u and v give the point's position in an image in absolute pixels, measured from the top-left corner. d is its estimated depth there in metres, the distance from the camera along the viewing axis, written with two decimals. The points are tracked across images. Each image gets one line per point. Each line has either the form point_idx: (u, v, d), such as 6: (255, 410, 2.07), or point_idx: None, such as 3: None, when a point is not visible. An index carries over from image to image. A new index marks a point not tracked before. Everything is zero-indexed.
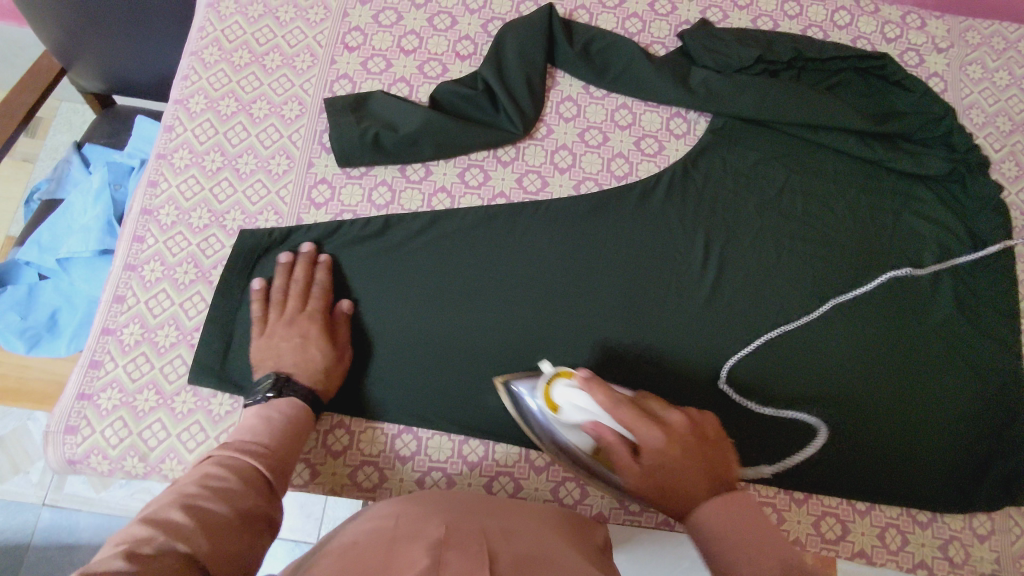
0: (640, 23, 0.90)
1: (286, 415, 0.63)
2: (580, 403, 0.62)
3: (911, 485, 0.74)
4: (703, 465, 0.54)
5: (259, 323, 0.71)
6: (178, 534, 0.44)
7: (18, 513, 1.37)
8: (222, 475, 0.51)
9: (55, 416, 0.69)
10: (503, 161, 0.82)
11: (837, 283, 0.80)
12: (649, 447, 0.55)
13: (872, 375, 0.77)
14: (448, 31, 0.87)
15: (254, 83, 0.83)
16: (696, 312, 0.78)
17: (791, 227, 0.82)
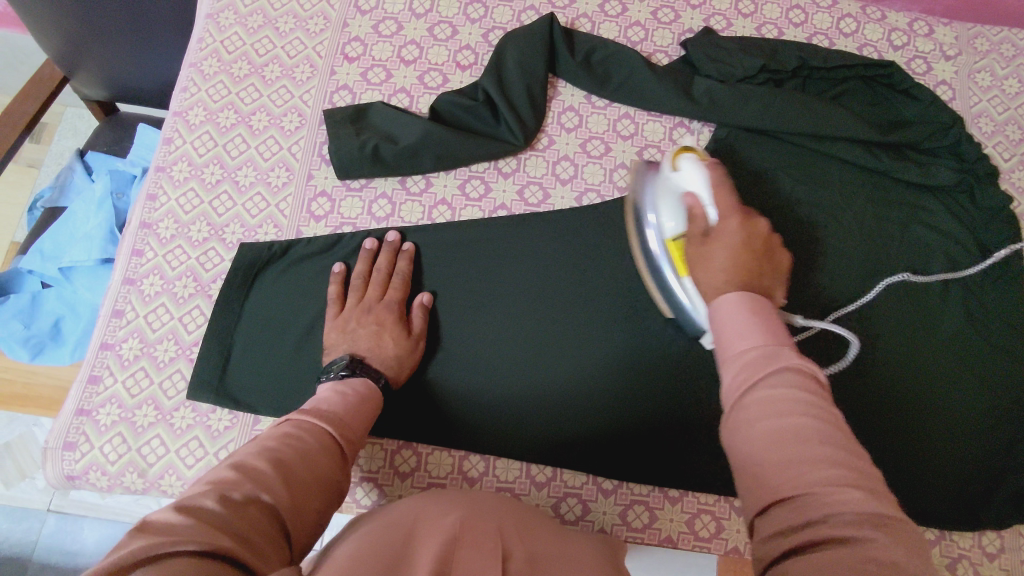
0: (643, 32, 0.89)
1: (362, 391, 0.61)
2: (695, 176, 0.66)
3: (917, 500, 0.73)
4: (750, 258, 0.56)
5: (334, 306, 0.72)
6: (263, 485, 0.45)
7: (24, 518, 1.39)
8: (307, 435, 0.51)
9: (54, 432, 0.69)
10: (504, 172, 0.81)
11: (843, 294, 0.79)
12: (729, 223, 0.59)
13: (876, 387, 0.76)
14: (449, 41, 0.86)
15: (253, 94, 0.82)
16: None
17: (796, 238, 0.81)
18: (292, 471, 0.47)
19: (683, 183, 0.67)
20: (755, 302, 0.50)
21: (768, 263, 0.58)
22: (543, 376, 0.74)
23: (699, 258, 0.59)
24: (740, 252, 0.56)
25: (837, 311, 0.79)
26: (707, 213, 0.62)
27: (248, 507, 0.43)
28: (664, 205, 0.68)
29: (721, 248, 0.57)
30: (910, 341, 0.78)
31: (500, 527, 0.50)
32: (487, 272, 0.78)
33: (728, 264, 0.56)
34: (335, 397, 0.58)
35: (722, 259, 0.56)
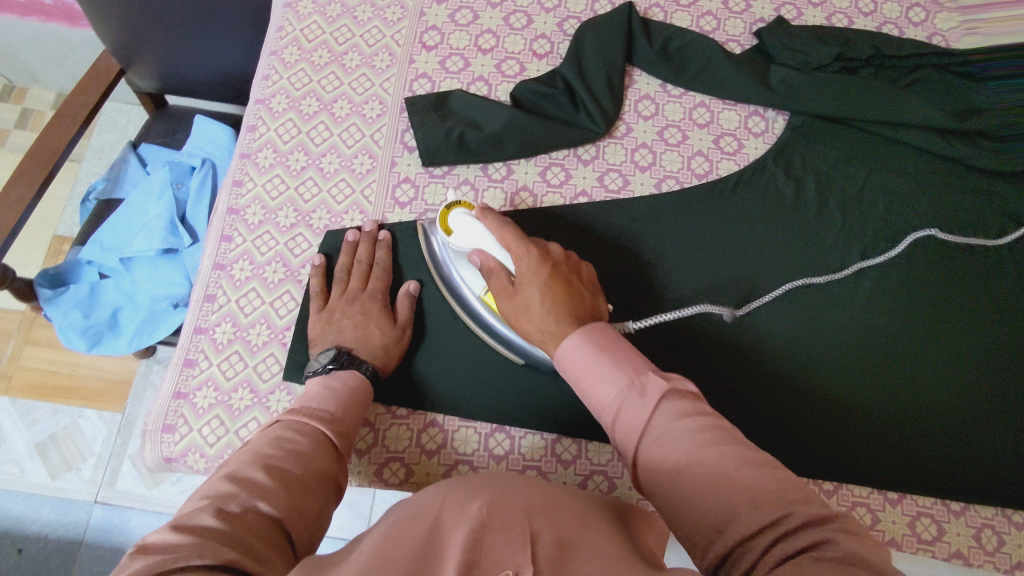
0: (715, 21, 0.89)
1: (349, 386, 0.63)
2: (471, 227, 0.68)
3: (936, 483, 0.72)
4: (564, 284, 0.62)
5: (319, 299, 0.73)
6: (259, 494, 0.47)
7: (70, 510, 1.38)
8: (295, 439, 0.54)
9: (153, 415, 0.70)
10: (584, 160, 0.82)
11: (865, 276, 0.80)
12: (525, 264, 0.63)
13: (890, 369, 0.76)
14: (524, 30, 0.87)
15: (334, 82, 0.83)
16: (779, 310, 0.78)
17: (843, 219, 0.82)
18: (285, 472, 0.50)
19: (460, 242, 0.69)
20: (602, 333, 0.58)
21: (580, 284, 0.64)
22: (460, 376, 0.73)
23: (516, 308, 0.62)
24: (552, 280, 0.62)
25: (852, 294, 0.79)
26: (503, 263, 0.65)
27: (247, 517, 0.45)
28: (463, 266, 0.71)
29: (533, 284, 0.61)
30: (924, 324, 0.78)
31: (522, 505, 0.49)
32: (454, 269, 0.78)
33: (548, 302, 0.60)
34: (323, 393, 0.61)
35: (536, 297, 0.61)
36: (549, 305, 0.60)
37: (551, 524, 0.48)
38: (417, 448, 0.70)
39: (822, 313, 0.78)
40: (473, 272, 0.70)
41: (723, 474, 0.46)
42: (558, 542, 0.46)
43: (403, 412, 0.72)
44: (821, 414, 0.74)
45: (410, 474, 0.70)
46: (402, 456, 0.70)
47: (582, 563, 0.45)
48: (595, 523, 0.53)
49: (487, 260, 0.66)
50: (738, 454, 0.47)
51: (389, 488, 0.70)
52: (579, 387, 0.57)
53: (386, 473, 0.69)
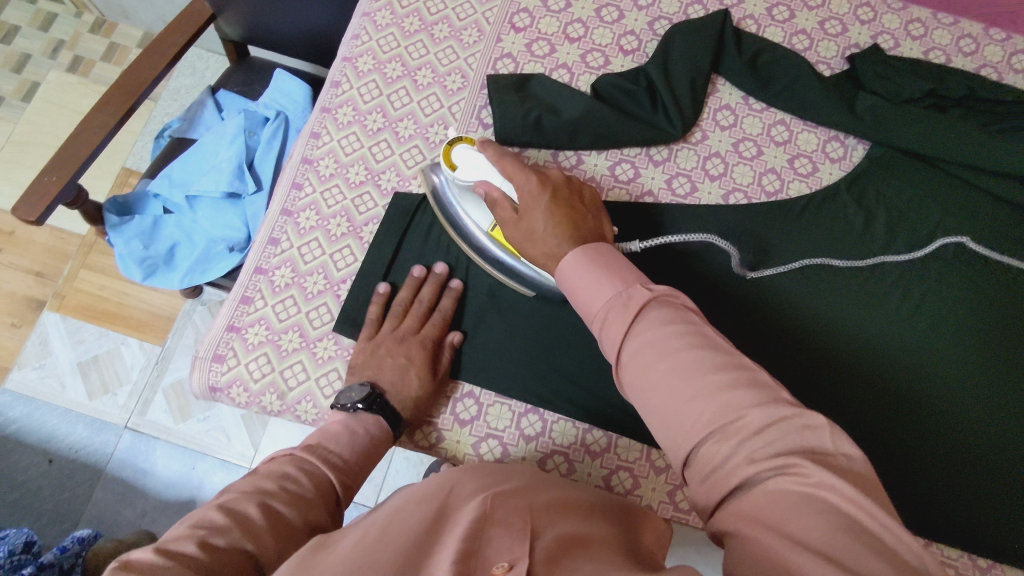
0: (808, 40, 0.88)
1: (370, 433, 0.61)
2: (474, 161, 0.69)
3: (925, 497, 0.72)
4: (566, 210, 0.62)
5: (370, 327, 0.71)
6: (248, 533, 0.46)
7: (101, 431, 1.43)
8: (300, 479, 0.53)
9: (205, 343, 0.72)
10: (655, 160, 0.82)
11: (894, 280, 0.79)
12: (525, 191, 0.63)
13: (900, 375, 0.76)
14: (614, 24, 0.87)
15: (421, 50, 0.84)
16: (829, 337, 0.77)
17: (887, 228, 0.81)
18: (281, 515, 0.49)
19: (467, 176, 0.69)
20: (595, 249, 0.58)
21: (583, 206, 0.64)
22: (485, 329, 0.74)
23: (523, 235, 0.63)
24: (555, 205, 0.62)
25: (878, 296, 0.79)
26: (507, 194, 0.65)
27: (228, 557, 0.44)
28: (467, 202, 0.71)
29: (537, 209, 0.62)
30: (944, 337, 0.78)
31: (528, 501, 0.49)
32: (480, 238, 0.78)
33: (552, 224, 0.61)
34: (342, 434, 0.60)
35: (542, 222, 0.61)
36: (554, 228, 0.61)
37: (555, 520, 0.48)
38: (451, 417, 0.72)
39: (844, 308, 0.78)
40: (480, 207, 0.71)
41: (691, 378, 0.47)
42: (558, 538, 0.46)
43: None
44: (823, 404, 0.75)
45: (440, 440, 0.71)
46: (435, 421, 0.72)
47: (579, 561, 0.45)
48: (601, 525, 0.53)
49: (491, 191, 0.66)
50: (698, 355, 0.47)
51: (418, 450, 0.71)
52: (573, 299, 0.58)
53: (419, 435, 0.71)
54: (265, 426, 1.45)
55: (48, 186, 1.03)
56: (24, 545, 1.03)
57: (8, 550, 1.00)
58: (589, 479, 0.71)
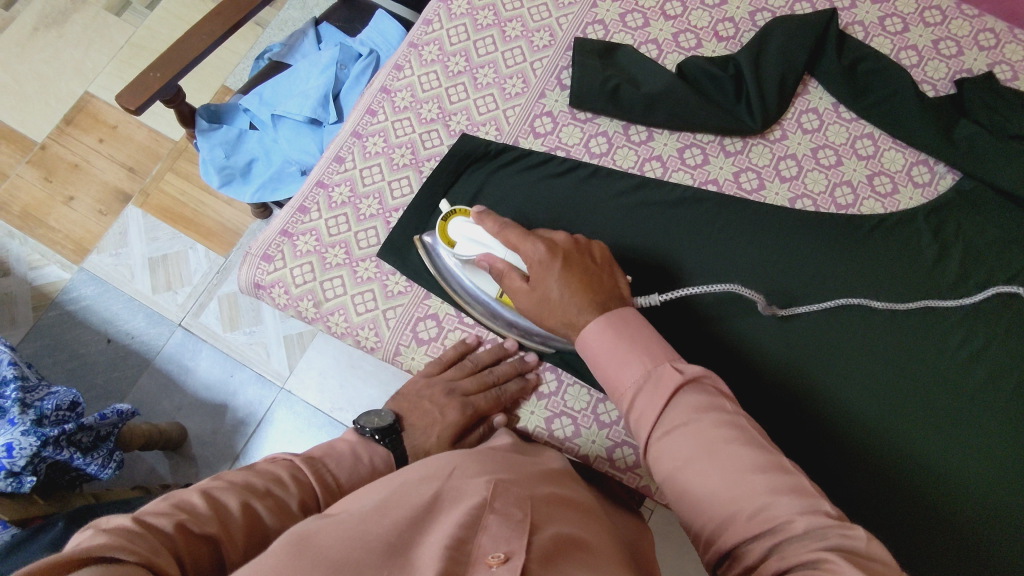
0: (916, 57, 0.83)
1: (372, 465, 0.59)
2: (473, 231, 0.68)
3: (929, 551, 0.69)
4: (581, 275, 0.60)
5: (437, 366, 0.71)
6: (224, 530, 0.45)
7: (157, 324, 1.53)
8: (289, 488, 0.51)
9: (259, 242, 0.76)
10: (727, 151, 0.80)
11: (943, 340, 0.74)
12: (534, 260, 0.61)
13: (928, 441, 0.72)
14: (715, 8, 0.85)
15: (515, 3, 0.85)
16: (866, 368, 0.74)
17: (949, 280, 0.76)
18: (259, 519, 0.48)
19: (467, 249, 0.68)
20: (620, 317, 0.58)
21: (596, 267, 0.62)
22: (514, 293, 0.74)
23: (537, 303, 0.61)
24: (568, 273, 0.60)
25: (930, 335, 0.74)
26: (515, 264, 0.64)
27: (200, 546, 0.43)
28: (474, 274, 0.71)
29: (549, 278, 0.60)
30: (987, 409, 0.72)
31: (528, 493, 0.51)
32: (525, 203, 0.77)
33: (566, 295, 0.59)
34: (347, 456, 0.58)
35: (556, 291, 0.59)
36: (568, 296, 0.59)
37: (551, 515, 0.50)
38: None
39: (881, 360, 0.74)
40: (484, 275, 0.70)
41: (733, 474, 0.48)
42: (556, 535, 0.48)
43: (468, 321, 0.74)
44: (840, 454, 0.72)
45: None
46: None
47: (573, 564, 0.47)
48: (596, 527, 0.55)
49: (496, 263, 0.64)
50: (740, 454, 0.49)
51: None
52: (597, 370, 0.58)
53: None
54: (303, 351, 1.51)
55: (151, 82, 1.10)
56: (70, 403, 1.10)
57: (56, 404, 1.07)
58: (592, 446, 0.71)
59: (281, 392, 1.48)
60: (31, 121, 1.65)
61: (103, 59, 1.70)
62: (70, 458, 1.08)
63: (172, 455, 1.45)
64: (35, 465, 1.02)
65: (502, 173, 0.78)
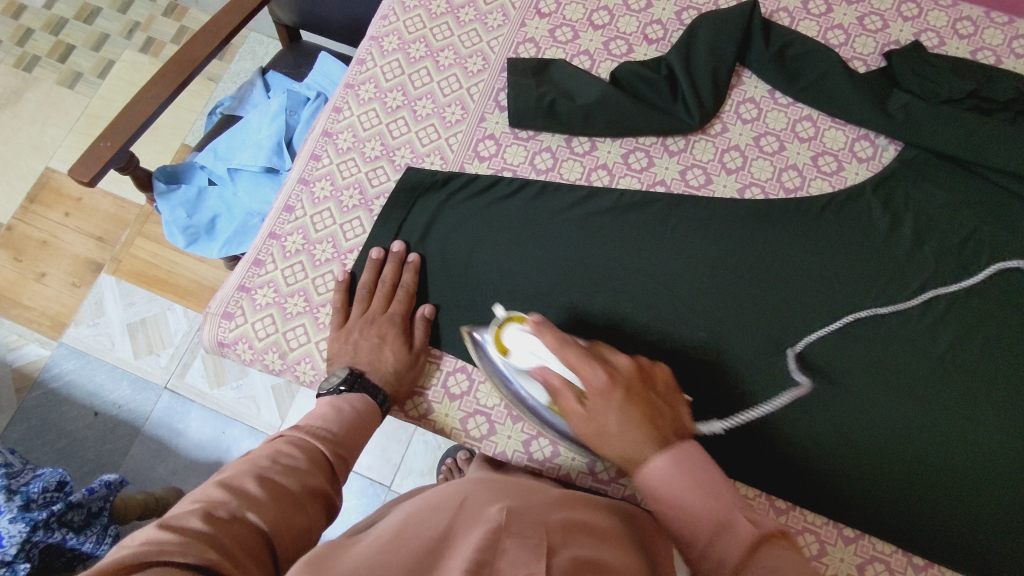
0: (844, 35, 0.84)
1: (355, 409, 0.64)
2: (528, 342, 0.63)
3: (926, 521, 0.68)
4: (641, 407, 0.57)
5: (340, 316, 0.73)
6: (251, 503, 0.49)
7: (142, 390, 1.52)
8: (294, 454, 0.56)
9: (217, 300, 0.76)
10: (671, 150, 0.81)
11: (926, 344, 0.73)
12: (595, 385, 0.58)
13: (918, 450, 0.70)
14: (641, 13, 0.86)
15: (445, 33, 0.86)
16: (836, 345, 0.74)
17: (921, 276, 0.75)
18: (279, 486, 0.52)
19: (522, 359, 0.64)
20: (685, 454, 0.54)
21: (656, 398, 0.60)
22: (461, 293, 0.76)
23: (594, 433, 0.58)
24: (630, 405, 0.57)
25: (896, 306, 0.75)
26: (569, 381, 0.60)
27: (235, 526, 0.47)
28: (526, 380, 0.67)
29: (611, 410, 0.57)
30: (974, 414, 0.71)
31: (540, 517, 0.52)
32: (481, 230, 0.77)
33: (626, 431, 0.56)
34: (329, 412, 0.63)
35: (616, 424, 0.56)
36: (629, 430, 0.56)
37: (567, 539, 0.51)
38: (443, 389, 0.73)
39: (865, 370, 0.73)
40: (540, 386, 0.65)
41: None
42: (575, 555, 0.48)
43: (437, 352, 0.75)
44: (831, 477, 0.70)
45: (429, 411, 0.73)
46: (426, 392, 0.74)
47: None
48: (611, 546, 0.54)
49: (550, 377, 0.61)
50: None
51: (407, 419, 0.74)
52: (657, 510, 0.53)
53: (408, 405, 0.73)
54: (293, 398, 1.50)
55: (102, 151, 1.11)
56: (57, 483, 1.10)
57: (41, 487, 1.06)
58: (573, 462, 0.71)
59: None
60: None
61: (61, 133, 1.70)
62: (64, 539, 1.06)
63: None
64: (27, 551, 1.01)
65: (452, 201, 0.78)
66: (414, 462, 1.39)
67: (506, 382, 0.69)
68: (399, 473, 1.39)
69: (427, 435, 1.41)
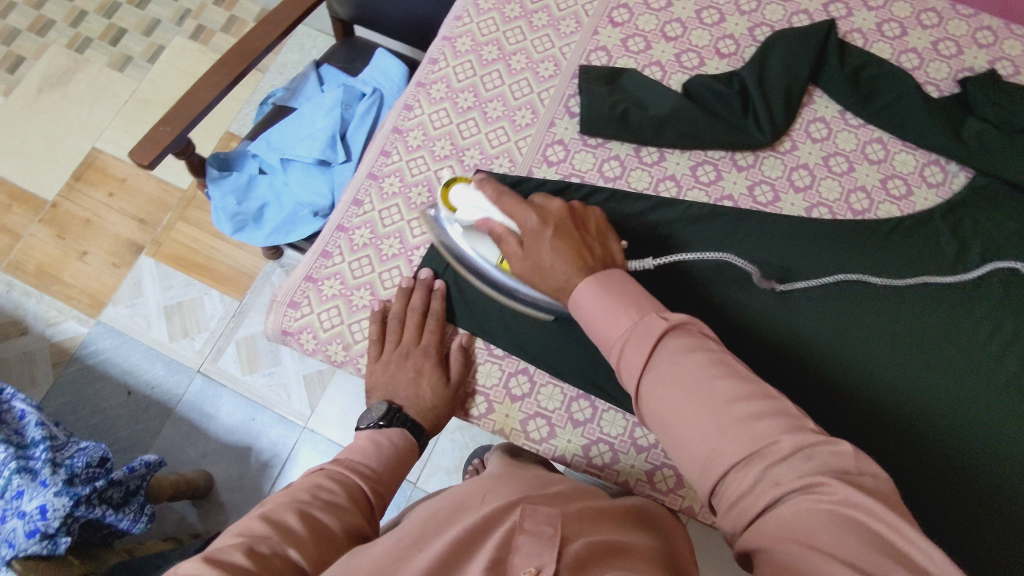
0: (917, 59, 0.84)
1: (393, 445, 0.66)
2: (473, 200, 0.70)
3: (970, 537, 0.70)
4: (570, 242, 0.61)
5: (375, 347, 0.74)
6: (291, 539, 0.50)
7: (177, 372, 1.54)
8: (332, 488, 0.57)
9: (284, 289, 0.77)
10: (740, 165, 0.81)
11: (967, 342, 0.74)
12: (528, 227, 0.63)
13: (923, 426, 0.72)
14: (714, 27, 0.86)
15: (517, 37, 0.86)
16: (895, 359, 0.74)
17: (992, 299, 0.75)
18: (319, 523, 0.53)
19: (467, 216, 0.70)
20: (607, 277, 0.58)
21: (588, 234, 0.64)
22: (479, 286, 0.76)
23: (531, 270, 0.63)
24: (559, 239, 0.61)
25: (960, 325, 0.75)
26: (510, 229, 0.65)
27: (274, 562, 0.48)
28: (475, 239, 0.72)
29: (542, 245, 0.61)
30: (991, 416, 0.73)
31: (558, 510, 0.54)
32: None
33: (556, 261, 0.60)
34: (367, 448, 0.64)
35: (548, 259, 0.61)
36: (561, 264, 0.60)
37: (585, 526, 0.53)
38: (504, 390, 0.74)
39: (895, 340, 0.74)
40: (488, 243, 0.72)
41: (714, 405, 0.48)
42: (594, 540, 0.51)
43: (499, 352, 0.75)
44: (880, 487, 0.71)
45: (490, 410, 0.74)
46: (488, 392, 0.74)
47: (610, 565, 0.48)
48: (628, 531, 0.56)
49: (493, 227, 0.66)
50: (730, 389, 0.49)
51: (469, 418, 0.74)
52: (588, 329, 0.58)
53: (469, 404, 0.74)
54: (324, 389, 1.52)
55: (162, 136, 1.12)
56: (99, 459, 1.10)
57: (86, 462, 1.07)
58: (632, 470, 0.71)
59: (304, 431, 1.49)
60: (40, 179, 1.67)
61: (108, 114, 1.73)
62: (102, 515, 1.08)
63: (200, 502, 1.45)
64: (68, 526, 1.01)
65: None
66: (442, 459, 1.39)
67: (452, 248, 0.76)
68: (426, 470, 1.39)
69: (456, 434, 1.41)
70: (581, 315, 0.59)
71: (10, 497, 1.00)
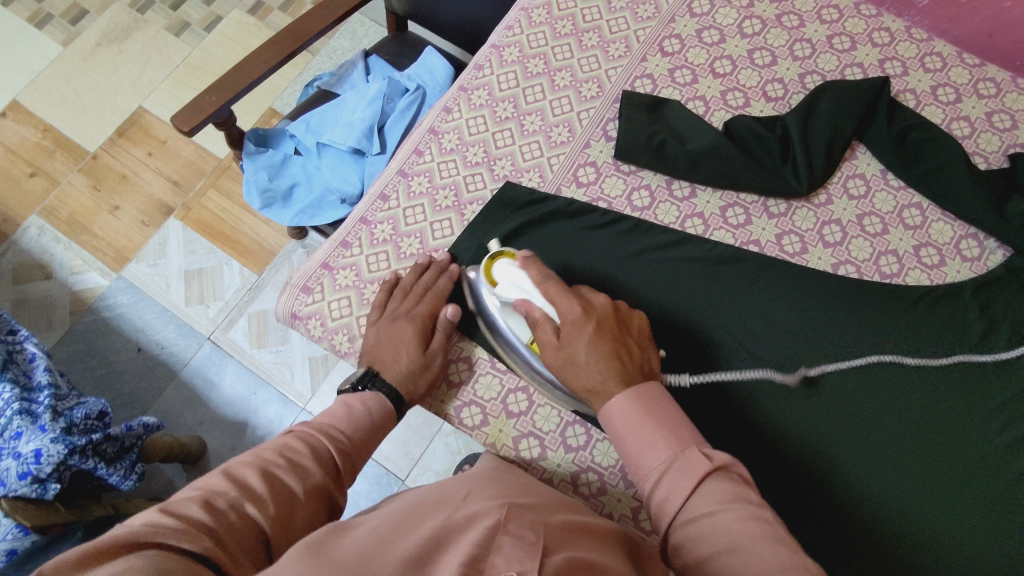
0: (968, 128, 0.82)
1: (366, 407, 0.65)
2: (517, 278, 0.69)
3: None
4: (611, 342, 0.63)
5: (375, 312, 0.73)
6: (249, 496, 0.51)
7: (187, 336, 1.55)
8: (298, 448, 0.57)
9: (300, 272, 0.78)
10: (771, 212, 0.79)
11: (969, 421, 0.71)
12: (569, 319, 0.64)
13: (896, 529, 0.67)
14: (764, 68, 0.85)
15: (565, 53, 0.86)
16: (895, 433, 0.71)
17: (1004, 399, 0.72)
18: (279, 484, 0.53)
19: (505, 292, 0.69)
20: (648, 393, 0.60)
21: (630, 338, 0.65)
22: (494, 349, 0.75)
23: (562, 362, 0.63)
24: (599, 338, 0.63)
25: (966, 408, 0.72)
26: (548, 316, 0.66)
27: (229, 515, 0.48)
28: (510, 317, 0.70)
29: (580, 340, 0.63)
30: (975, 548, 0.67)
31: (542, 519, 0.53)
32: (570, 255, 0.77)
33: (593, 360, 0.62)
34: (340, 412, 0.63)
35: (583, 354, 0.62)
36: (595, 361, 0.62)
37: (566, 543, 0.52)
38: (501, 405, 0.73)
39: (895, 406, 0.71)
40: (522, 322, 0.70)
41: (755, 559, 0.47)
42: (573, 557, 0.50)
43: (502, 365, 0.74)
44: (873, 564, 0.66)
45: (484, 422, 0.73)
46: (484, 404, 0.73)
47: None
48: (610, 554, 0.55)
49: (530, 311, 0.66)
50: (769, 548, 0.48)
51: (461, 428, 0.73)
52: (620, 446, 0.60)
53: (464, 413, 0.73)
54: (327, 373, 1.52)
55: (206, 105, 1.14)
56: (98, 413, 1.11)
57: (85, 413, 1.08)
58: (617, 505, 0.70)
59: (301, 413, 1.50)
60: (85, 130, 1.71)
61: (159, 76, 1.76)
62: (94, 467, 1.09)
63: (190, 468, 1.46)
64: (59, 472, 1.02)
65: (543, 221, 0.78)
66: (432, 462, 1.39)
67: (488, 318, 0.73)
68: (415, 470, 1.38)
69: (450, 438, 1.40)
70: (610, 424, 0.60)
71: (8, 436, 1.02)
